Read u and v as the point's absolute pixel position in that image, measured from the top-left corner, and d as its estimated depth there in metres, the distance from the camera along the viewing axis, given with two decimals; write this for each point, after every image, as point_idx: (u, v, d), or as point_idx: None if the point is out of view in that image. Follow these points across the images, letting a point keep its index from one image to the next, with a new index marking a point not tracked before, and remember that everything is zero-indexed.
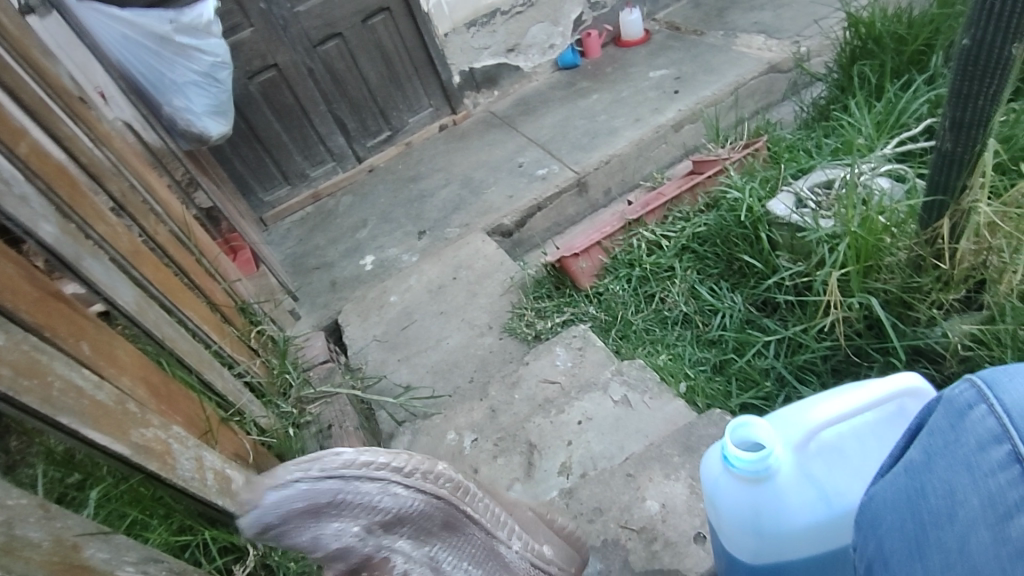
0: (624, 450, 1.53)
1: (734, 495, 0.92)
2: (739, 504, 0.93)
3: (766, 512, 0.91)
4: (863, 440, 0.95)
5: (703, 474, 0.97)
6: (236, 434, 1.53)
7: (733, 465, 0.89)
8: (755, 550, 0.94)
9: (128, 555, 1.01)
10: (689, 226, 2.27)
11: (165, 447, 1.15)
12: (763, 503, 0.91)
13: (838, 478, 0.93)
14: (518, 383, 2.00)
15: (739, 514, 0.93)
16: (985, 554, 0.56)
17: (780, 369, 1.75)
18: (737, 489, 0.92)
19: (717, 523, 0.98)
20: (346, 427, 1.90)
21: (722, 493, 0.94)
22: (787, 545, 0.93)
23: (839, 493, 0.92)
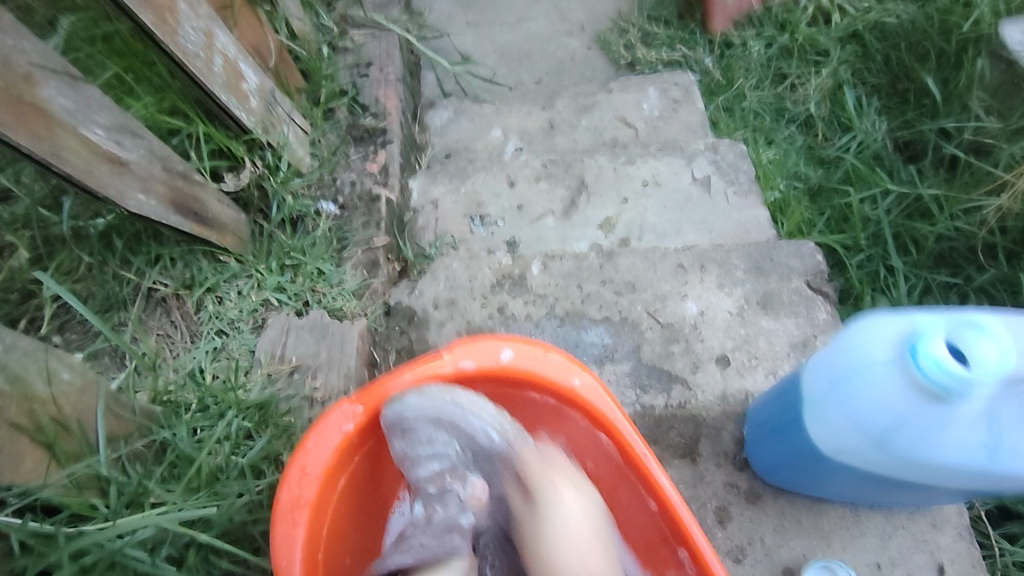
0: (679, 235, 1.33)
1: (885, 390, 0.66)
2: (885, 403, 0.66)
3: (913, 431, 0.65)
4: None
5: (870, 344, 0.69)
6: (263, 27, 1.25)
7: (922, 364, 0.61)
8: (857, 455, 0.72)
9: (98, 116, 0.80)
10: (876, 9, 1.73)
11: (168, 1, 0.89)
12: (916, 423, 0.65)
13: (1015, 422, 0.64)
14: (591, 108, 1.70)
15: (872, 412, 0.68)
16: None
17: (884, 226, 1.45)
18: (898, 387, 0.65)
19: (827, 402, 0.73)
20: (386, 73, 1.57)
21: (866, 380, 0.68)
22: (901, 472, 0.70)
23: (1015, 455, 0.65)
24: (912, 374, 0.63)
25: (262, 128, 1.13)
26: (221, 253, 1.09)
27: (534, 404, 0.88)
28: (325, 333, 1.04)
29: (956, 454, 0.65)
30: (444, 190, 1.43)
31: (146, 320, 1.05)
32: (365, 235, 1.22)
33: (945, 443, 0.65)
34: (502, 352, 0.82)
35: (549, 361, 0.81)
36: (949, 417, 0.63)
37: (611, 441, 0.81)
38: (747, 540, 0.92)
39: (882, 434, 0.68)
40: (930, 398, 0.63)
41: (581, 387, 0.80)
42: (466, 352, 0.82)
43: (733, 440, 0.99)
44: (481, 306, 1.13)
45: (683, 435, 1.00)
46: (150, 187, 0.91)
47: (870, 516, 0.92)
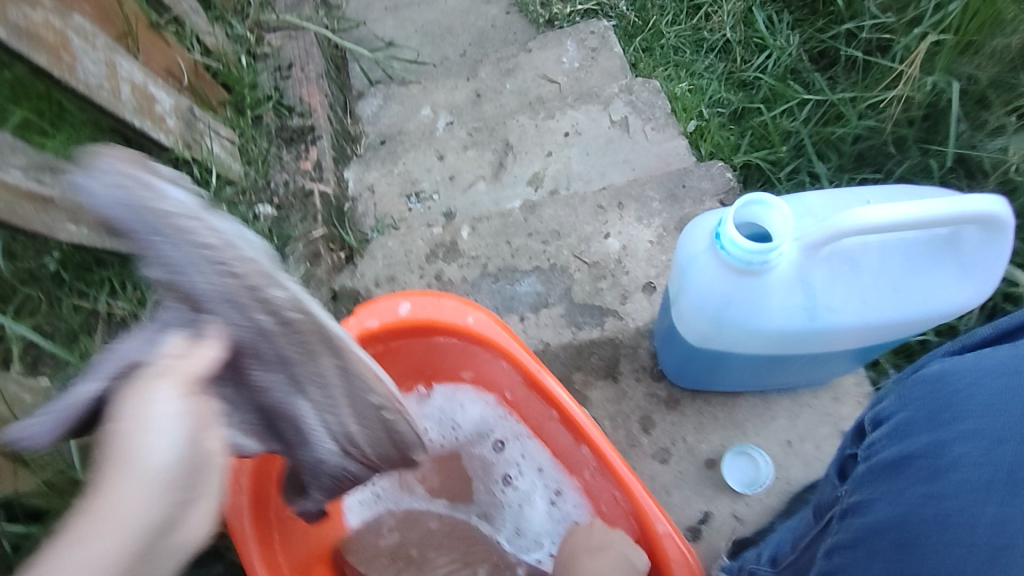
0: (604, 179, 1.39)
1: (708, 276, 0.76)
2: (711, 284, 0.76)
3: (737, 305, 0.76)
4: (888, 257, 0.75)
5: (694, 236, 0.80)
6: (170, 48, 1.29)
7: (722, 247, 0.72)
8: (711, 337, 0.82)
9: (12, 158, 0.87)
10: None
11: (57, 39, 0.94)
12: (737, 298, 0.75)
13: (832, 289, 0.75)
14: (512, 72, 1.74)
15: (701, 296, 0.78)
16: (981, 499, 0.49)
17: (803, 136, 1.50)
18: (717, 271, 0.75)
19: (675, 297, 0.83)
20: (307, 71, 1.63)
21: (695, 270, 0.78)
22: (749, 343, 0.81)
23: (830, 309, 0.75)
24: (719, 257, 0.73)
25: (184, 145, 1.19)
26: None
27: (444, 350, 0.94)
28: None
29: (779, 316, 0.76)
30: (378, 174, 1.49)
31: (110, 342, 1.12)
32: (304, 229, 1.30)
33: (767, 309, 0.76)
34: (400, 307, 0.87)
35: (445, 308, 0.87)
36: (760, 287, 0.74)
37: (515, 367, 0.87)
38: (670, 441, 1.00)
39: (717, 313, 0.78)
40: (737, 274, 0.73)
41: (475, 324, 0.86)
42: (368, 314, 0.86)
43: (649, 355, 1.07)
44: (419, 276, 1.20)
45: (604, 357, 1.07)
46: (79, 217, 0.97)
47: (778, 401, 1.01)
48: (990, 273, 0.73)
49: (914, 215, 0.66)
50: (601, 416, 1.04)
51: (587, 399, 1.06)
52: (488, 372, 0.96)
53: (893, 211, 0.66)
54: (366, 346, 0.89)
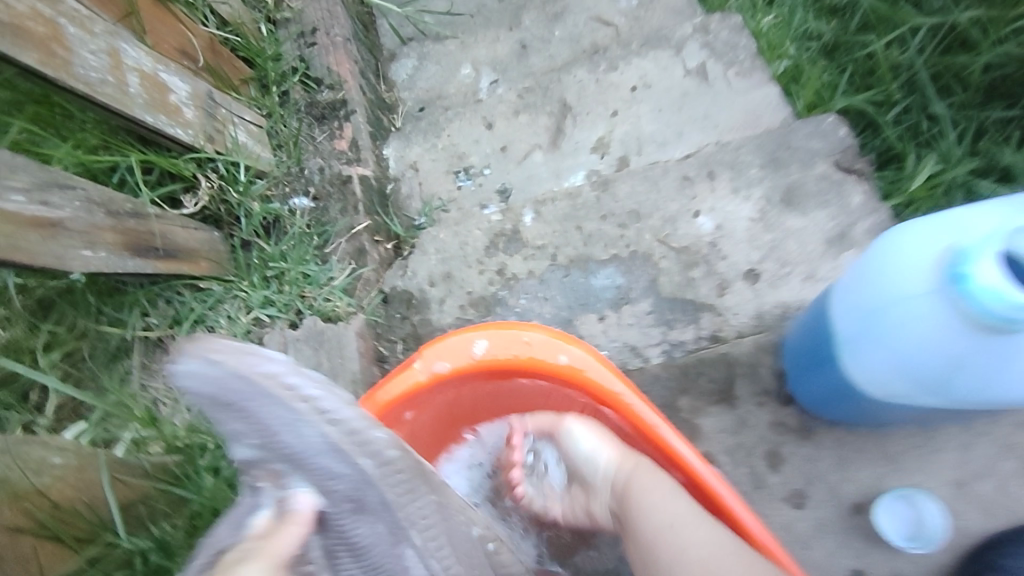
0: (683, 139, 1.19)
1: (934, 325, 0.61)
2: (937, 335, 0.61)
3: (965, 363, 0.61)
4: None
5: (907, 261, 0.64)
6: (178, 23, 1.13)
7: (979, 299, 0.56)
8: (907, 390, 0.68)
9: (13, 180, 0.74)
10: None
11: (47, 31, 0.80)
12: (969, 354, 0.60)
13: None
14: (562, 15, 1.53)
15: (919, 344, 0.63)
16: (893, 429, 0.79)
17: (919, 69, 1.26)
18: (947, 321, 0.60)
19: (863, 340, 0.69)
20: (332, 36, 1.44)
21: (909, 314, 0.63)
22: (955, 400, 0.66)
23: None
24: (958, 306, 0.58)
25: (206, 137, 1.05)
26: (202, 282, 1.04)
27: (527, 386, 0.84)
28: (322, 342, 0.99)
29: (1014, 376, 0.61)
30: (421, 150, 1.33)
31: (151, 365, 1.02)
32: (346, 223, 1.15)
33: (1002, 371, 0.61)
34: (477, 345, 0.76)
35: (530, 345, 0.75)
36: (1005, 347, 0.59)
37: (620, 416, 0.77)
38: (806, 482, 0.87)
39: (930, 369, 0.64)
40: (983, 331, 0.58)
41: (571, 363, 0.75)
42: (438, 353, 0.76)
43: (773, 374, 0.90)
44: (480, 272, 1.05)
45: (716, 380, 0.91)
46: (94, 239, 0.85)
47: (944, 430, 0.85)
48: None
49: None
50: (717, 451, 0.89)
51: (695, 428, 0.91)
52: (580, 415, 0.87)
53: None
54: (435, 393, 0.78)
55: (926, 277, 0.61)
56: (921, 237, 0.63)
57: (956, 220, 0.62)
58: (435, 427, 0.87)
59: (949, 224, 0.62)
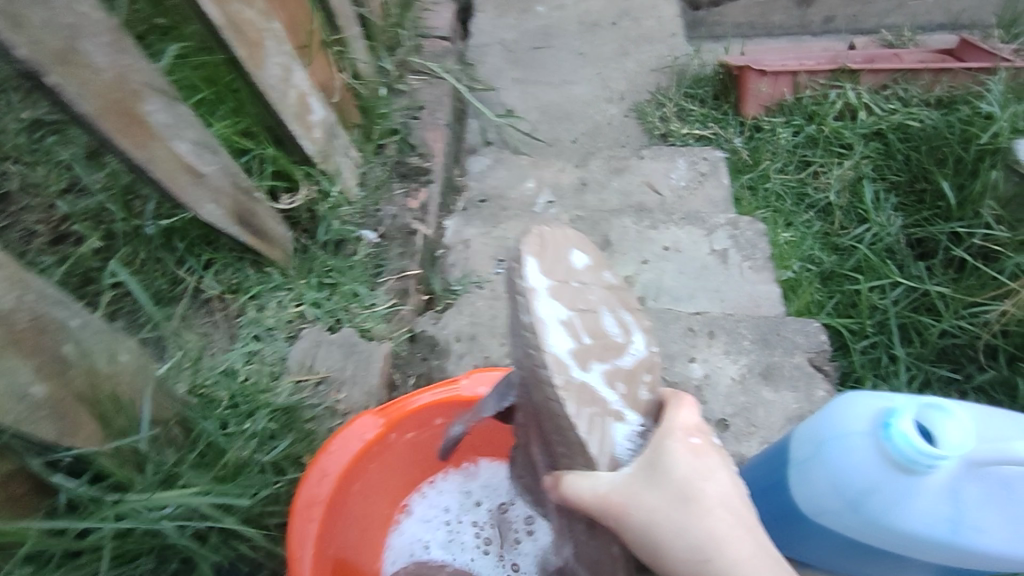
0: (692, 301, 1.40)
1: (863, 464, 0.66)
2: (861, 469, 0.66)
3: (881, 500, 0.66)
4: None
5: (843, 407, 0.70)
6: (331, 66, 1.38)
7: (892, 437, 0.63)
8: (830, 518, 0.72)
9: (187, 131, 0.92)
10: (902, 111, 1.85)
11: (258, 38, 1.02)
12: (884, 493, 0.65)
13: (985, 513, 0.66)
14: (622, 171, 1.81)
15: (845, 476, 0.67)
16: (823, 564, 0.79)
17: (890, 315, 1.52)
18: (873, 459, 0.66)
19: (798, 467, 0.73)
20: (435, 118, 1.69)
21: (842, 450, 0.68)
22: (869, 539, 0.70)
23: (974, 528, 0.66)
24: (882, 447, 0.64)
25: (321, 156, 1.24)
26: (266, 265, 1.18)
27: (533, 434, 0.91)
28: (353, 351, 1.12)
29: (919, 523, 0.66)
30: (476, 232, 1.52)
31: (190, 318, 1.13)
32: (400, 265, 1.31)
33: (909, 515, 0.66)
34: None
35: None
36: (913, 490, 0.64)
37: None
38: None
39: (854, 502, 0.68)
40: (900, 473, 0.64)
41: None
42: (481, 379, 0.83)
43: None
44: (500, 344, 1.20)
45: None
46: (219, 198, 1.01)
47: None
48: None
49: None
50: None
51: None
52: None
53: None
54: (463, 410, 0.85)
55: (857, 420, 0.68)
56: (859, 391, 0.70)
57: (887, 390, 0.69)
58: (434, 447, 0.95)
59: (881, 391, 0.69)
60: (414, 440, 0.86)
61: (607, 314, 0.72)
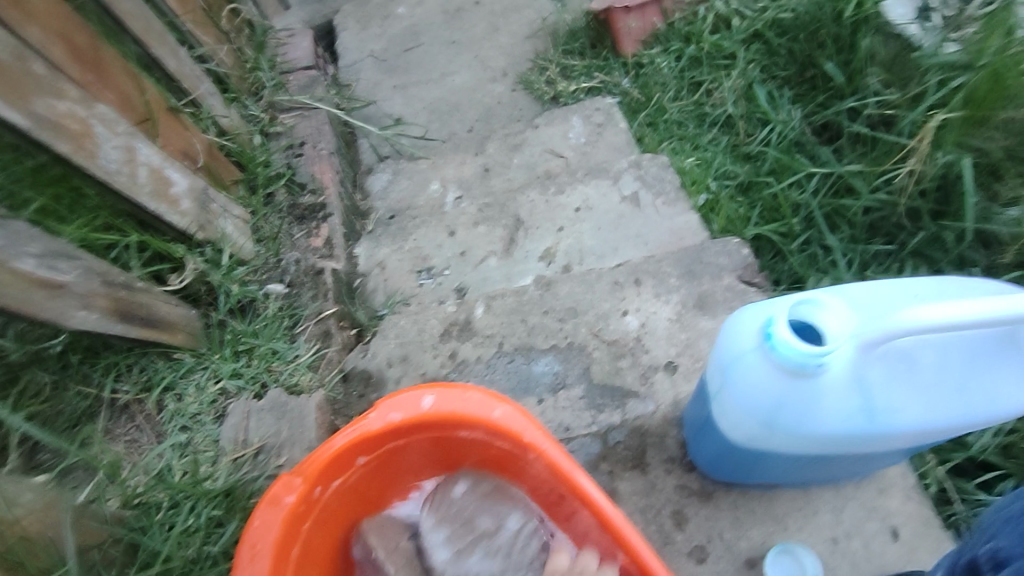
0: (617, 253, 1.38)
1: (761, 377, 0.69)
2: (763, 384, 0.70)
3: (791, 408, 0.69)
4: (948, 353, 0.69)
5: (737, 330, 0.73)
6: (187, 130, 1.32)
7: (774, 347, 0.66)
8: (761, 440, 0.75)
9: (28, 247, 0.86)
10: (773, 6, 1.82)
11: (81, 129, 0.96)
12: (790, 400, 0.69)
13: (896, 391, 0.69)
14: (521, 146, 1.78)
15: (755, 395, 0.71)
16: (784, 476, 0.83)
17: (813, 208, 1.51)
18: (769, 373, 0.69)
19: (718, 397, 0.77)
20: (319, 150, 1.63)
21: (744, 369, 0.72)
22: (801, 446, 0.74)
23: (888, 410, 0.69)
24: (772, 359, 0.67)
25: (197, 227, 1.19)
26: (175, 351, 1.12)
27: (468, 443, 0.86)
28: (285, 411, 1.07)
29: (835, 419, 0.69)
30: (389, 250, 1.47)
31: (113, 428, 1.07)
32: (316, 307, 1.26)
33: (821, 414, 0.69)
34: (423, 399, 0.80)
35: (469, 401, 0.80)
36: (814, 390, 0.68)
37: (546, 464, 0.79)
38: (707, 537, 0.95)
39: (769, 416, 0.72)
40: (792, 376, 0.67)
41: (504, 418, 0.79)
42: (392, 405, 0.80)
43: (677, 443, 1.02)
44: (434, 356, 1.17)
45: (631, 447, 1.02)
46: (91, 302, 0.95)
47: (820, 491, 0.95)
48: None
49: (980, 314, 0.63)
50: (632, 510, 0.98)
51: (613, 491, 1.00)
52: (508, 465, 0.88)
53: (953, 311, 0.62)
54: (385, 440, 0.82)
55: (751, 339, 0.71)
56: (747, 311, 0.73)
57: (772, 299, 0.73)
58: (382, 483, 0.92)
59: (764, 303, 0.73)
60: (345, 484, 0.84)
61: (484, 516, 0.91)
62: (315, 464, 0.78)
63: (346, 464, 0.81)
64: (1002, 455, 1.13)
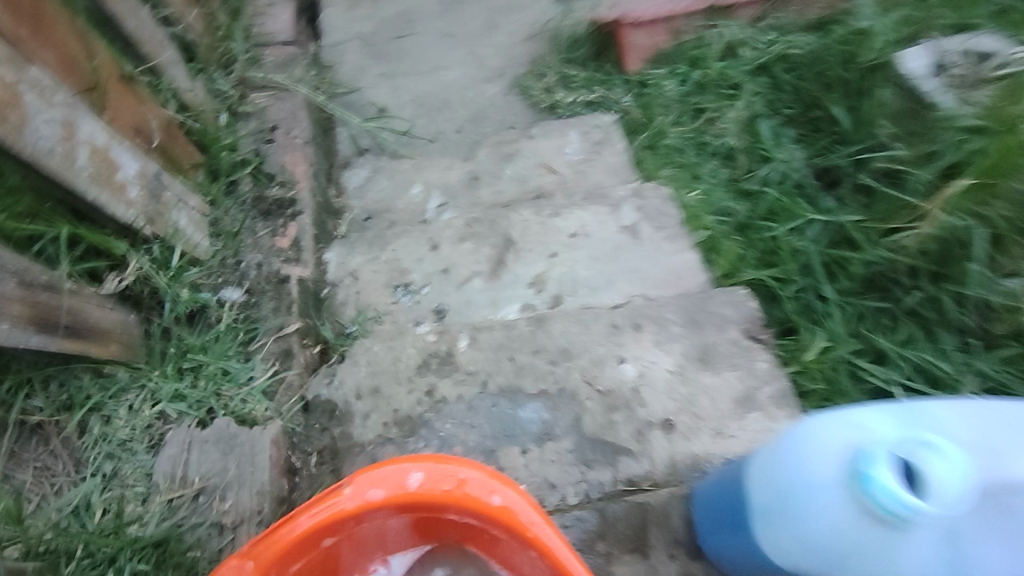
0: (613, 287, 1.28)
1: (841, 519, 0.65)
2: (842, 524, 0.65)
3: (872, 557, 0.65)
4: None
5: (809, 452, 0.69)
6: (141, 104, 1.15)
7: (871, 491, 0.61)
8: None
9: None
10: (782, 41, 1.78)
11: (6, 96, 0.79)
12: (871, 548, 0.65)
13: (982, 540, 0.66)
14: (513, 156, 1.66)
15: (828, 534, 0.67)
16: None
17: (812, 256, 1.46)
18: (850, 515, 0.65)
19: (776, 517, 0.73)
20: (292, 137, 1.48)
21: (819, 503, 0.67)
22: None
23: (972, 559, 0.66)
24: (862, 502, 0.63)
25: (146, 219, 1.03)
26: (106, 366, 0.96)
27: (457, 524, 0.75)
28: (232, 445, 0.93)
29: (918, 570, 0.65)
30: (364, 259, 1.34)
31: (21, 451, 0.90)
32: (277, 322, 1.12)
33: (902, 564, 0.65)
34: (411, 476, 0.69)
35: (465, 483, 0.68)
36: (900, 540, 0.63)
37: (546, 563, 0.67)
38: None
39: (841, 559, 0.67)
40: (884, 525, 0.63)
41: (504, 505, 0.68)
42: (370, 481, 0.68)
43: (682, 525, 0.93)
44: (408, 391, 1.04)
45: (631, 526, 0.93)
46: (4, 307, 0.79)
47: None
48: None
49: None
50: None
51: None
52: (497, 549, 0.76)
53: None
54: (359, 519, 0.70)
55: (828, 469, 0.67)
56: (823, 431, 0.68)
57: (853, 418, 0.68)
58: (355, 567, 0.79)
59: (846, 422, 0.68)
60: (304, 568, 0.72)
61: None
62: (274, 543, 0.67)
63: (308, 547, 0.69)
64: None
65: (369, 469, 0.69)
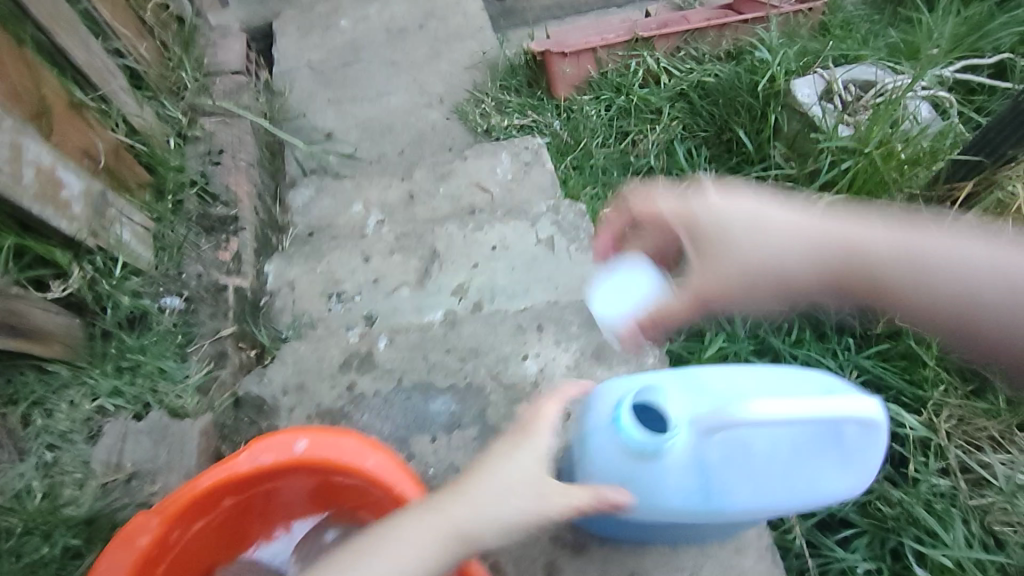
0: (528, 294, 1.41)
1: (605, 452, 0.80)
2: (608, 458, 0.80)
3: (636, 487, 0.78)
4: (783, 446, 0.75)
5: (596, 401, 0.85)
6: (89, 129, 1.26)
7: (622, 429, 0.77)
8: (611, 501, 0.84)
9: None
10: (698, 70, 1.93)
11: None
12: (634, 481, 0.78)
13: (730, 475, 0.77)
14: (448, 176, 1.79)
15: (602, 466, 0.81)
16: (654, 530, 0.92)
17: None
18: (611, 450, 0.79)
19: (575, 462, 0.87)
20: (238, 161, 1.61)
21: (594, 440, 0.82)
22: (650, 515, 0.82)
23: (722, 493, 0.77)
24: (619, 440, 0.78)
25: (89, 233, 1.13)
26: (50, 364, 1.06)
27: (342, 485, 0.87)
28: (164, 435, 1.02)
29: (676, 496, 0.78)
30: (300, 270, 1.45)
31: None
32: (212, 326, 1.23)
33: (664, 489, 0.77)
34: (297, 443, 0.81)
35: (345, 449, 0.80)
36: (656, 470, 0.77)
37: None
38: None
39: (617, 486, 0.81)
40: (636, 456, 0.76)
41: (376, 468, 0.79)
42: (262, 447, 0.81)
43: None
44: (330, 387, 1.15)
45: None
46: None
47: (687, 551, 1.00)
48: (866, 463, 0.77)
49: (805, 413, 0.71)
50: (510, 560, 1.00)
51: None
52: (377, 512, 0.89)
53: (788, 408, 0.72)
54: (254, 480, 0.83)
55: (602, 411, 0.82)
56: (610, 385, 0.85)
57: (633, 377, 0.84)
58: (258, 518, 0.94)
59: (626, 378, 0.84)
60: (206, 523, 0.85)
61: None
62: (176, 504, 0.78)
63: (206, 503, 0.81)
64: (862, 515, 1.23)
65: (263, 437, 0.81)
